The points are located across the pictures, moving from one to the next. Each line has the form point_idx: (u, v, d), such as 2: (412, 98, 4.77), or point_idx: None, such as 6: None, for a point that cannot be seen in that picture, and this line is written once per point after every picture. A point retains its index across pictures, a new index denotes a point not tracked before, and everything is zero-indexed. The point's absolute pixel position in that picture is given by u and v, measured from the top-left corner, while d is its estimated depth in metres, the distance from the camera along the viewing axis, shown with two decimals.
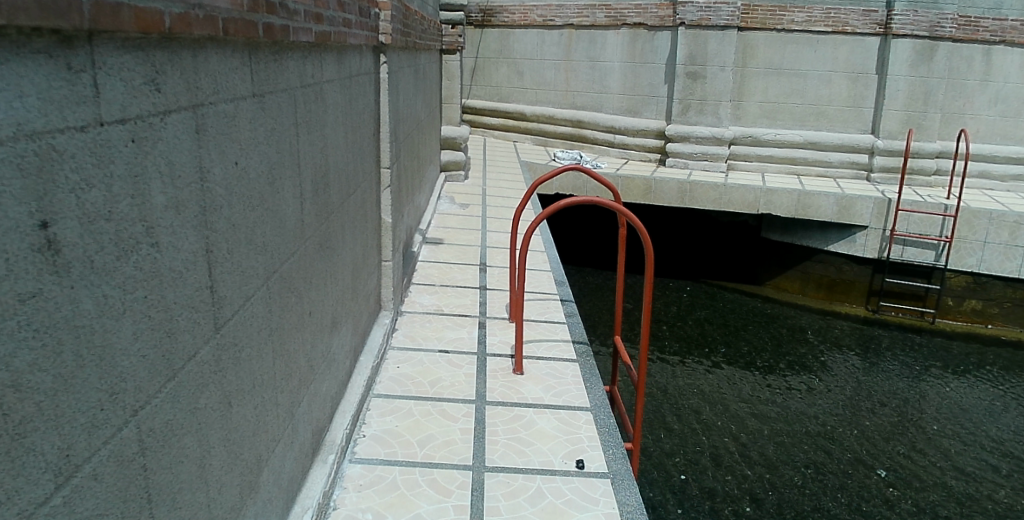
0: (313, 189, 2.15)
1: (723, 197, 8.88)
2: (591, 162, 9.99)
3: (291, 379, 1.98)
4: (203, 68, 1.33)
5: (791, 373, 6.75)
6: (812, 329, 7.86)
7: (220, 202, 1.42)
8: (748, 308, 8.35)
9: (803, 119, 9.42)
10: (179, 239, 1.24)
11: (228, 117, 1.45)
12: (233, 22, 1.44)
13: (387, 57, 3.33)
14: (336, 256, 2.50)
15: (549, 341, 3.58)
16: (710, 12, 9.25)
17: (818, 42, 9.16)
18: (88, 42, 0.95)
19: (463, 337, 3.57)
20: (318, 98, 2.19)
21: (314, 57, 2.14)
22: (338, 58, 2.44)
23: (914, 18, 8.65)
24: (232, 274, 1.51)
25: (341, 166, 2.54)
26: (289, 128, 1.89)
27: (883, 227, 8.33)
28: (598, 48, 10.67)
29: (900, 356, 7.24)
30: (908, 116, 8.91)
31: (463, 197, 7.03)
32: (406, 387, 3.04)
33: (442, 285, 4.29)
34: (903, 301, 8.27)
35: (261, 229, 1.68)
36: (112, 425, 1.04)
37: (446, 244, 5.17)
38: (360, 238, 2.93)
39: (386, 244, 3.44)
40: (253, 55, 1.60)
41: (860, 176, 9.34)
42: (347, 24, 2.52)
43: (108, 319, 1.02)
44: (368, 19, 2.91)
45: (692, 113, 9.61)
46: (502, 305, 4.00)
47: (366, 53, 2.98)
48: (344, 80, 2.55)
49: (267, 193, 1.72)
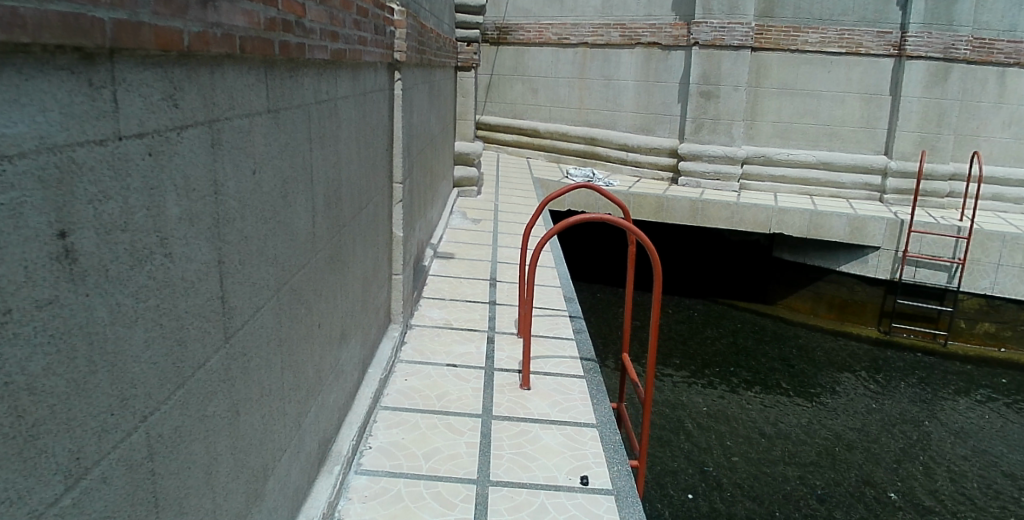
0: (325, 204, 2.18)
1: (735, 216, 8.89)
2: (604, 179, 10.00)
3: (299, 390, 2.00)
4: (220, 84, 1.37)
5: (801, 393, 6.71)
6: (824, 350, 7.81)
7: (233, 214, 1.46)
8: (759, 328, 8.33)
9: (816, 140, 9.44)
10: (192, 250, 1.27)
11: (243, 132, 1.49)
12: (250, 41, 1.48)
13: (402, 73, 3.38)
14: (347, 269, 2.54)
15: (557, 358, 3.58)
16: (724, 32, 9.30)
17: (832, 63, 9.19)
18: (109, 59, 0.99)
19: (471, 351, 3.58)
20: (332, 114, 2.24)
21: (329, 75, 2.18)
22: (352, 74, 2.49)
23: (928, 40, 8.66)
24: (243, 285, 1.53)
25: (354, 182, 2.59)
26: (303, 143, 1.94)
27: (895, 248, 8.36)
28: (612, 66, 10.72)
29: (912, 380, 7.16)
30: (921, 137, 8.90)
31: (475, 213, 7.08)
32: (413, 400, 3.05)
33: (452, 299, 4.31)
34: (915, 323, 8.25)
35: (273, 241, 1.71)
36: (121, 430, 1.07)
37: (457, 259, 5.20)
38: (371, 251, 2.98)
39: (396, 257, 3.47)
40: (268, 72, 1.65)
41: (873, 197, 9.33)
42: (363, 42, 2.57)
43: (121, 328, 1.05)
44: (384, 37, 2.97)
45: (704, 132, 9.64)
46: (511, 321, 4.00)
47: (381, 70, 3.03)
48: (358, 96, 2.61)
49: (280, 206, 1.75)
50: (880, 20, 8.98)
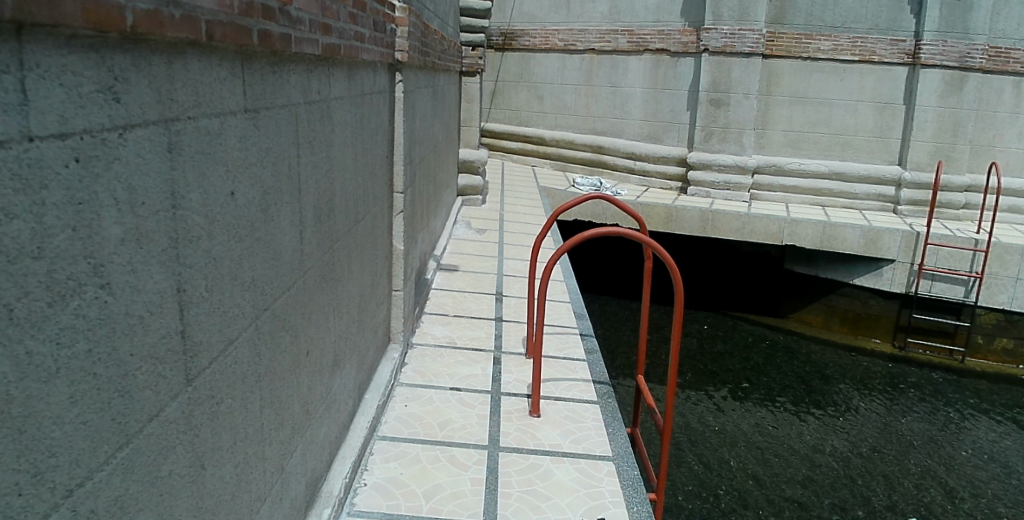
0: (314, 217, 1.94)
1: (746, 227, 8.65)
2: (612, 188, 9.76)
3: (282, 430, 1.76)
4: (181, 77, 1.14)
5: (815, 411, 6.49)
6: (837, 367, 7.59)
7: (198, 233, 1.22)
8: (771, 343, 8.08)
9: (828, 149, 9.22)
10: (139, 278, 1.03)
11: (212, 135, 1.26)
12: (221, 26, 1.24)
13: (403, 75, 3.13)
14: (340, 288, 2.30)
15: (567, 381, 3.33)
16: (734, 39, 9.08)
17: (845, 71, 8.97)
18: (15, 36, 0.75)
19: (477, 373, 3.32)
20: (324, 116, 2.01)
21: (321, 72, 1.95)
22: (348, 74, 2.26)
23: (943, 48, 8.46)
24: (211, 314, 1.29)
25: (350, 193, 2.35)
26: (289, 149, 1.70)
27: (911, 261, 8.17)
28: (619, 73, 10.50)
29: (928, 398, 6.94)
30: (936, 147, 8.70)
31: (480, 222, 6.82)
32: (414, 429, 2.80)
33: (456, 315, 4.05)
34: (932, 338, 8.08)
35: (250, 261, 1.47)
36: (35, 514, 0.83)
37: (461, 271, 4.95)
38: (370, 268, 2.75)
39: (398, 272, 3.22)
40: (245, 66, 1.41)
41: (886, 208, 9.12)
42: (360, 39, 2.35)
43: (33, 384, 0.81)
44: (384, 34, 2.74)
45: (714, 140, 9.41)
46: (519, 340, 3.75)
47: (380, 71, 2.80)
48: (355, 97, 2.38)
49: (259, 221, 1.51)
50: (893, 28, 8.78)
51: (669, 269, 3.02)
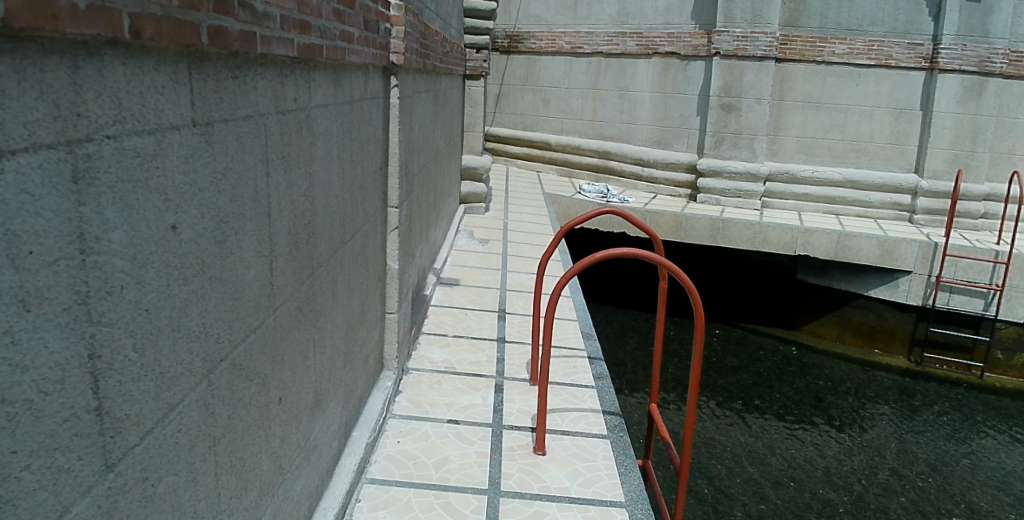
0: (289, 244, 1.68)
1: (758, 237, 8.37)
2: (619, 195, 9.49)
3: (246, 495, 1.50)
4: (94, 84, 0.87)
5: (829, 430, 6.25)
6: (852, 382, 7.33)
7: (122, 282, 0.96)
8: (783, 356, 7.82)
9: (842, 156, 8.93)
10: (24, 350, 0.77)
11: (144, 156, 1.00)
12: (153, 20, 0.99)
13: (399, 79, 2.87)
14: (323, 318, 2.05)
15: (575, 411, 3.07)
16: (746, 42, 8.81)
17: (860, 76, 8.70)
18: None
19: (477, 403, 3.06)
20: (303, 128, 1.76)
21: (297, 76, 1.70)
22: (332, 78, 2.00)
23: (962, 53, 8.20)
24: (142, 378, 1.03)
25: (334, 212, 2.10)
26: (255, 167, 1.45)
27: (928, 273, 7.91)
28: (627, 77, 10.24)
29: (945, 415, 6.71)
30: (955, 155, 8.42)
31: (483, 232, 6.55)
32: (406, 470, 2.54)
33: (455, 336, 3.78)
34: (949, 353, 7.83)
35: (201, 305, 1.22)
36: None
37: (462, 286, 4.69)
38: (360, 291, 2.51)
39: (391, 293, 2.97)
40: (192, 71, 1.15)
41: (902, 217, 8.85)
42: (347, 39, 2.10)
43: None
44: (376, 34, 2.49)
45: (725, 146, 9.14)
46: (522, 364, 3.49)
47: (372, 75, 2.55)
48: (341, 105, 2.13)
49: (213, 256, 1.25)
50: (911, 31, 8.50)
51: (690, 295, 2.75)
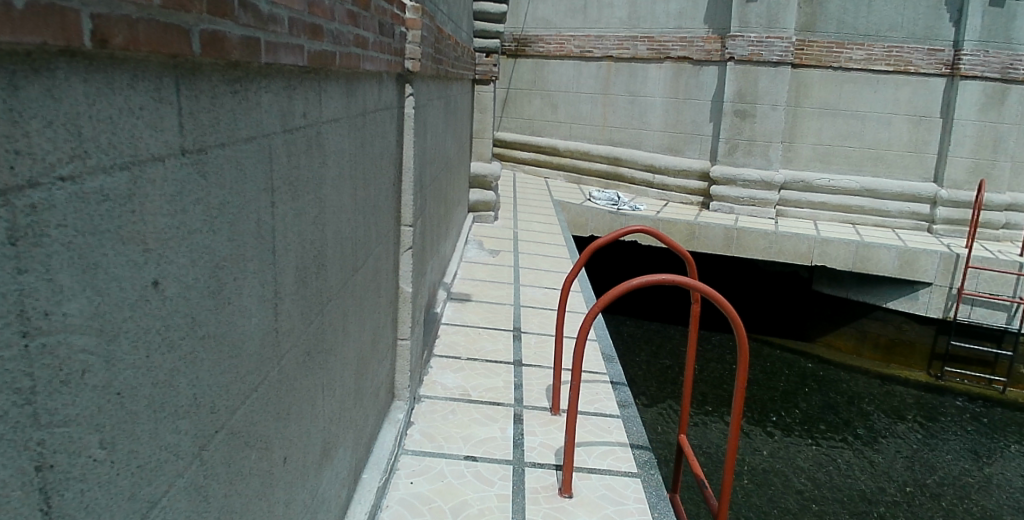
0: (296, 280, 1.46)
1: (773, 247, 8.14)
2: (630, 202, 9.27)
3: None
4: (41, 110, 0.66)
5: (850, 448, 6.03)
6: (871, 396, 7.10)
7: (83, 365, 0.74)
8: (799, 369, 7.58)
9: (860, 164, 8.69)
10: None
11: (114, 198, 0.78)
12: (127, 25, 0.77)
13: (414, 87, 2.64)
14: (333, 356, 1.83)
15: (601, 446, 2.85)
16: (762, 47, 8.59)
17: (879, 82, 8.47)
18: None
19: (495, 436, 2.83)
20: (313, 146, 1.54)
21: (307, 88, 1.48)
22: (344, 88, 1.78)
23: (984, 59, 7.97)
24: (111, 478, 0.81)
25: (345, 237, 1.88)
26: (258, 197, 1.23)
27: (949, 285, 7.64)
28: (638, 82, 10.02)
29: (968, 431, 6.49)
30: (976, 164, 8.19)
31: (493, 242, 6.33)
32: (421, 516, 2.31)
33: (469, 359, 3.56)
34: (970, 367, 7.58)
35: (189, 371, 1.00)
36: None
37: (473, 302, 4.47)
38: (371, 318, 2.29)
39: (404, 317, 2.74)
40: (178, 87, 0.93)
41: (920, 227, 8.62)
42: (362, 45, 1.87)
43: None
44: (391, 39, 2.26)
45: (739, 153, 8.92)
46: (542, 391, 3.26)
47: (387, 84, 2.33)
48: (354, 117, 1.91)
49: (205, 310, 1.03)
50: (931, 37, 8.28)
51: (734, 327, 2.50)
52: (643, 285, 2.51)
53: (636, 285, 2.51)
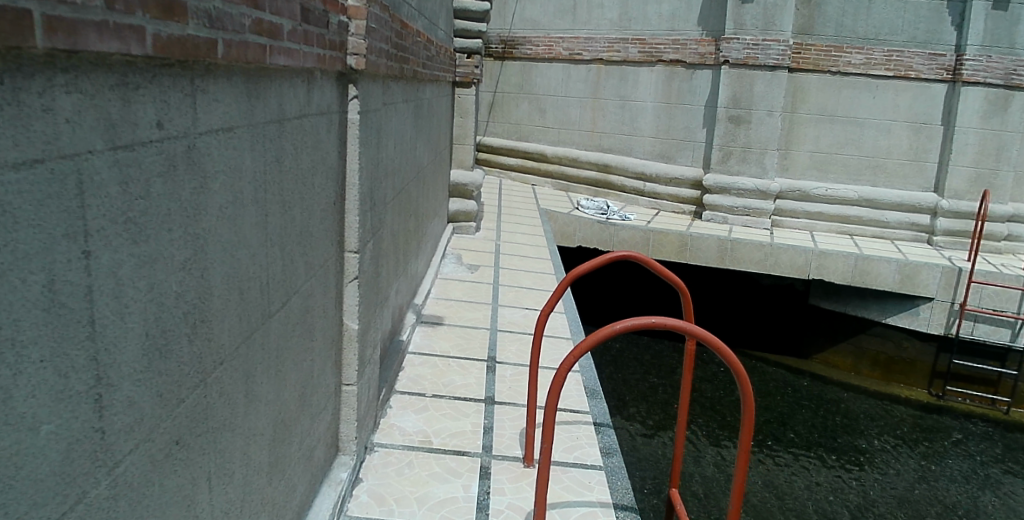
0: (141, 354, 1.05)
1: (768, 259, 7.77)
2: (620, 211, 8.89)
3: None
4: None
5: (850, 472, 5.67)
6: (870, 417, 6.74)
7: None
8: (795, 389, 7.21)
9: (858, 173, 8.36)
10: None
11: None
12: None
13: (359, 88, 2.21)
14: (228, 433, 1.42)
15: (579, 507, 2.45)
16: (757, 50, 8.23)
17: (878, 88, 8.13)
18: None
19: (456, 496, 2.42)
20: (178, 164, 1.13)
21: (163, 86, 1.07)
22: (242, 88, 1.37)
23: (988, 64, 7.67)
24: None
25: (249, 279, 1.47)
26: (47, 247, 0.82)
27: (951, 300, 7.29)
28: (629, 86, 9.65)
29: (972, 453, 6.16)
30: (979, 173, 7.87)
31: (472, 255, 5.92)
32: None
33: (435, 396, 3.15)
34: (972, 386, 7.28)
35: None
36: None
37: (445, 326, 4.06)
38: (300, 368, 1.88)
39: (349, 359, 2.33)
40: None
41: (920, 238, 8.29)
42: (271, 32, 1.46)
43: None
44: (322, 28, 1.84)
45: (733, 161, 8.56)
46: (515, 435, 2.85)
47: (321, 83, 1.91)
48: (262, 125, 1.49)
49: None
50: (933, 41, 7.95)
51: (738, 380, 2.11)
52: (628, 329, 2.09)
53: (620, 330, 2.10)
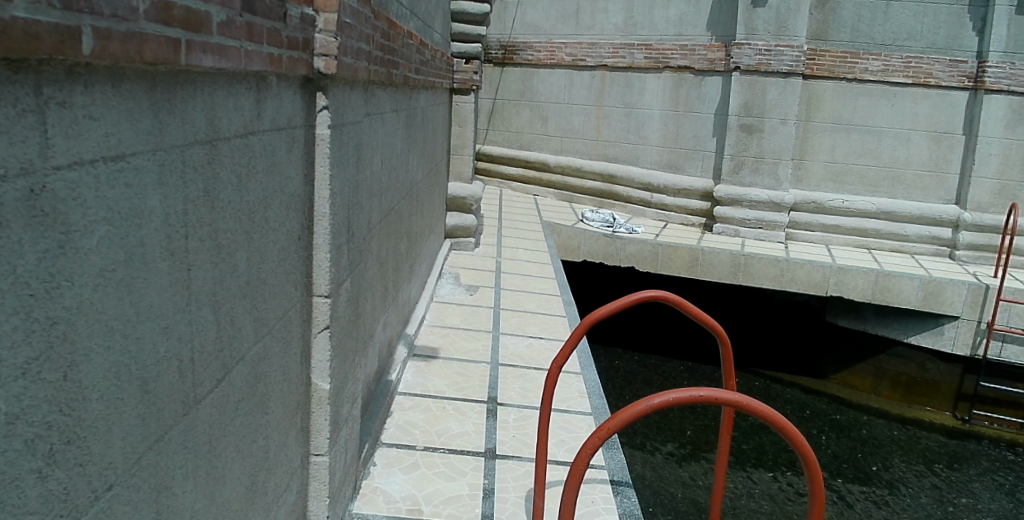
0: None
1: (784, 275, 7.36)
2: (626, 224, 8.49)
3: None
4: None
5: (878, 504, 5.24)
6: (894, 441, 6.32)
7: None
8: (813, 412, 6.79)
9: (876, 184, 7.97)
10: None
11: None
12: None
13: (331, 97, 1.82)
14: None
15: None
16: (769, 56, 7.86)
17: (896, 96, 7.75)
18: None
19: None
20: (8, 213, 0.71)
21: None
22: (141, 95, 0.96)
23: (1012, 72, 7.29)
24: None
25: (161, 358, 1.07)
26: None
27: (978, 319, 6.88)
28: (635, 93, 9.28)
29: (1005, 481, 5.75)
30: (1003, 185, 7.48)
31: (470, 275, 5.52)
32: None
33: (427, 448, 2.75)
34: (998, 410, 6.79)
35: None
36: None
37: (440, 360, 3.66)
38: (248, 449, 1.48)
39: (320, 425, 1.92)
40: None
41: (941, 253, 7.88)
42: (188, 19, 1.05)
43: None
44: (277, 22, 1.45)
45: (745, 171, 8.18)
46: (519, 500, 2.45)
47: (277, 90, 1.51)
48: (179, 146, 1.08)
49: None
50: (953, 47, 7.58)
51: (802, 460, 1.72)
52: (669, 406, 1.69)
53: (658, 406, 1.70)
